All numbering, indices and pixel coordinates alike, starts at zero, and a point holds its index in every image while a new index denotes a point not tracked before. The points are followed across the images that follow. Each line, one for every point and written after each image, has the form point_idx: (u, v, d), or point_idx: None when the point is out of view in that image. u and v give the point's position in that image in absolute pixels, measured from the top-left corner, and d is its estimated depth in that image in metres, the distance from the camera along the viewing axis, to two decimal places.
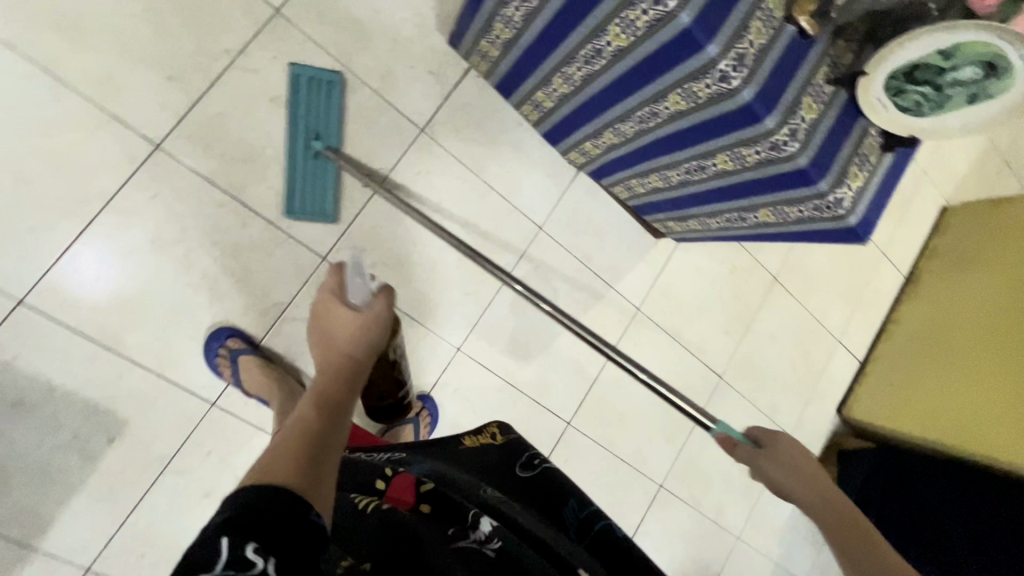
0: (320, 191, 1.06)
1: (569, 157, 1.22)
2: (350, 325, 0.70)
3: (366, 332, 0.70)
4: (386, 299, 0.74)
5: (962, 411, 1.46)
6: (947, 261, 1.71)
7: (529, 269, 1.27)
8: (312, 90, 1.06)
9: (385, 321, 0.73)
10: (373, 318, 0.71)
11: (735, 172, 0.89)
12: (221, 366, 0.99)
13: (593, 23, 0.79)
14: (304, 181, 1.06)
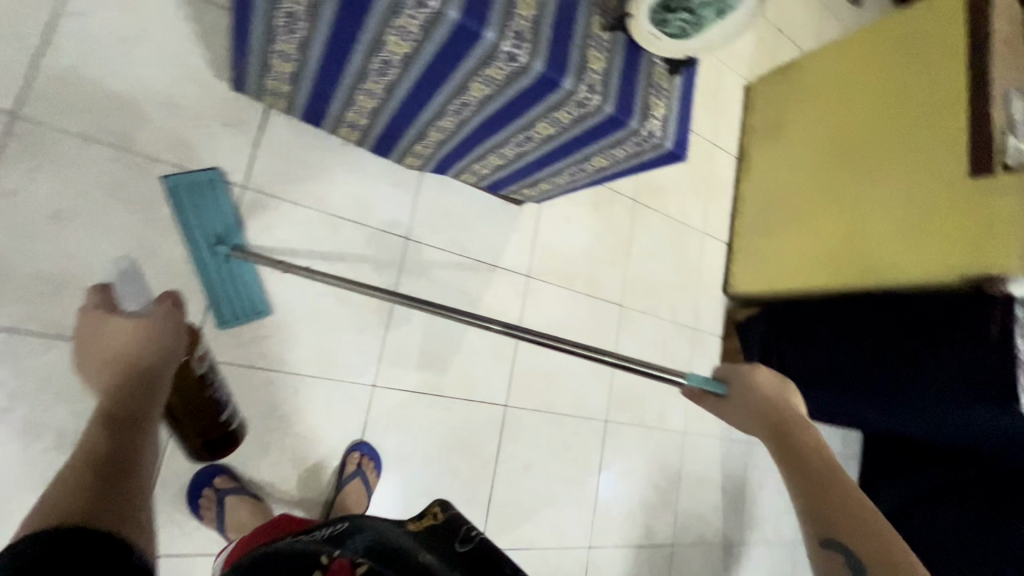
0: (252, 293, 1.05)
1: (407, 162, 1.20)
2: (126, 337, 0.63)
3: (153, 342, 0.64)
4: (172, 300, 0.70)
5: (807, 254, 1.73)
6: (763, 133, 1.93)
7: (412, 280, 1.26)
8: (198, 198, 1.02)
9: (172, 328, 0.67)
10: (156, 326, 0.65)
11: (557, 133, 0.93)
12: (205, 508, 0.98)
13: (367, 39, 0.76)
14: (230, 292, 1.04)
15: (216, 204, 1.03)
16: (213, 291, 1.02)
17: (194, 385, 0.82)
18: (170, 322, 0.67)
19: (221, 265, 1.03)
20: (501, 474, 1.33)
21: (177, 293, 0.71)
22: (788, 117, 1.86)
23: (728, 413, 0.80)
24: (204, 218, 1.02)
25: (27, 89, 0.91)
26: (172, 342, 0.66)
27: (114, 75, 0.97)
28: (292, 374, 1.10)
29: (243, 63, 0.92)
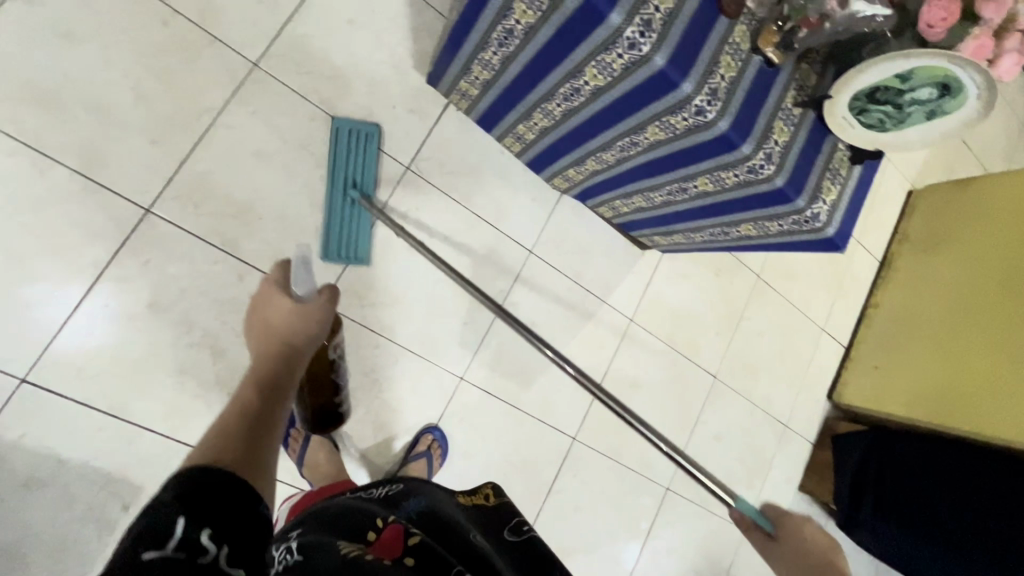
0: (359, 240, 1.12)
1: (554, 183, 1.25)
2: (289, 316, 0.72)
3: (305, 324, 0.73)
4: (329, 294, 0.77)
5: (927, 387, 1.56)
6: (916, 246, 1.79)
7: (523, 292, 1.29)
8: (353, 141, 1.12)
9: (325, 315, 0.75)
10: (313, 309, 0.74)
11: (715, 192, 0.93)
12: (292, 440, 1.07)
13: (568, 66, 0.82)
14: (340, 232, 1.10)
15: (364, 150, 1.12)
16: (328, 226, 1.09)
17: (323, 367, 0.90)
18: (322, 311, 0.74)
19: (345, 205, 1.11)
20: (550, 505, 1.32)
21: (336, 289, 0.78)
22: (949, 235, 1.70)
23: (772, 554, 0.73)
24: (350, 160, 1.11)
25: (270, 45, 1.06)
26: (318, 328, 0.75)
27: (337, 48, 1.11)
28: (396, 345, 1.17)
29: (449, 60, 1.03)
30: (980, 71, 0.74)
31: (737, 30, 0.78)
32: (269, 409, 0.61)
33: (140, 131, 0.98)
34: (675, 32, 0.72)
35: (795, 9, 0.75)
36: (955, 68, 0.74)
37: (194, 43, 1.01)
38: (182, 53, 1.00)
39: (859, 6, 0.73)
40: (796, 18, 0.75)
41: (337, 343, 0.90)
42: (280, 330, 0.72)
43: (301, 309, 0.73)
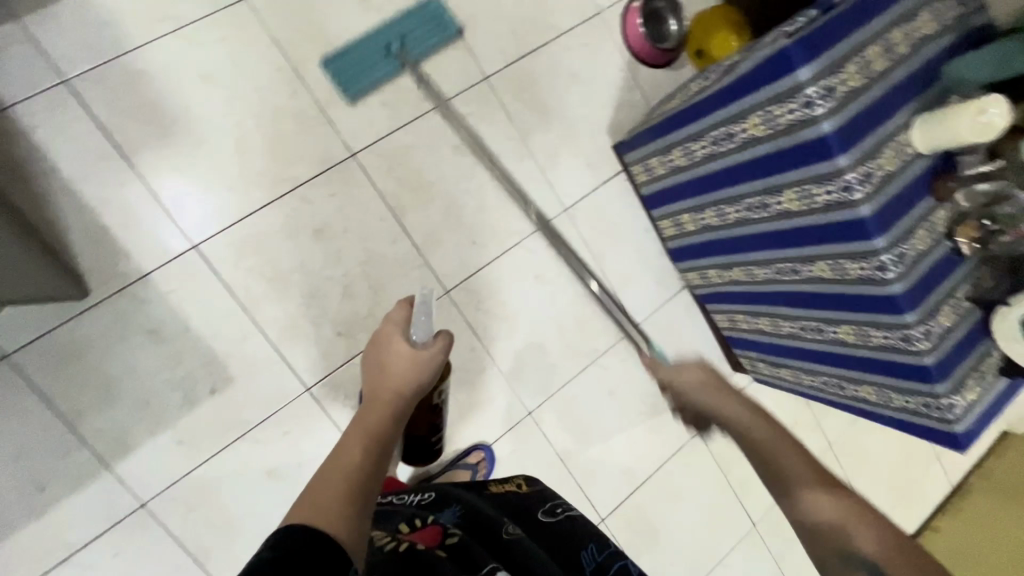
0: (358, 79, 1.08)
1: (686, 275, 1.31)
2: (407, 357, 0.82)
3: (416, 370, 0.82)
4: (441, 342, 0.84)
5: None
6: (999, 489, 1.71)
7: (614, 360, 1.32)
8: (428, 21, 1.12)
9: (435, 361, 0.84)
10: (426, 354, 0.82)
11: (853, 345, 0.96)
12: None
13: (769, 183, 0.90)
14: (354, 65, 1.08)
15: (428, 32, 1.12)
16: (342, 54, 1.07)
17: (426, 409, 1.00)
18: (431, 362, 0.82)
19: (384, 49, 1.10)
20: None
21: (450, 336, 0.84)
22: None
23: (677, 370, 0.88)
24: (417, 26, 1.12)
25: (505, 67, 1.21)
26: (429, 373, 0.83)
27: (554, 91, 1.25)
28: (488, 357, 1.22)
29: (652, 135, 1.13)
30: None
31: (939, 213, 0.84)
32: (376, 457, 0.69)
33: (350, 40, 1.09)
34: (887, 192, 0.80)
35: (1009, 217, 0.79)
36: None
37: (450, 43, 1.16)
38: (438, 46, 1.15)
39: None
40: (1004, 225, 0.79)
41: (442, 388, 0.99)
42: (395, 372, 0.81)
43: (419, 352, 0.82)
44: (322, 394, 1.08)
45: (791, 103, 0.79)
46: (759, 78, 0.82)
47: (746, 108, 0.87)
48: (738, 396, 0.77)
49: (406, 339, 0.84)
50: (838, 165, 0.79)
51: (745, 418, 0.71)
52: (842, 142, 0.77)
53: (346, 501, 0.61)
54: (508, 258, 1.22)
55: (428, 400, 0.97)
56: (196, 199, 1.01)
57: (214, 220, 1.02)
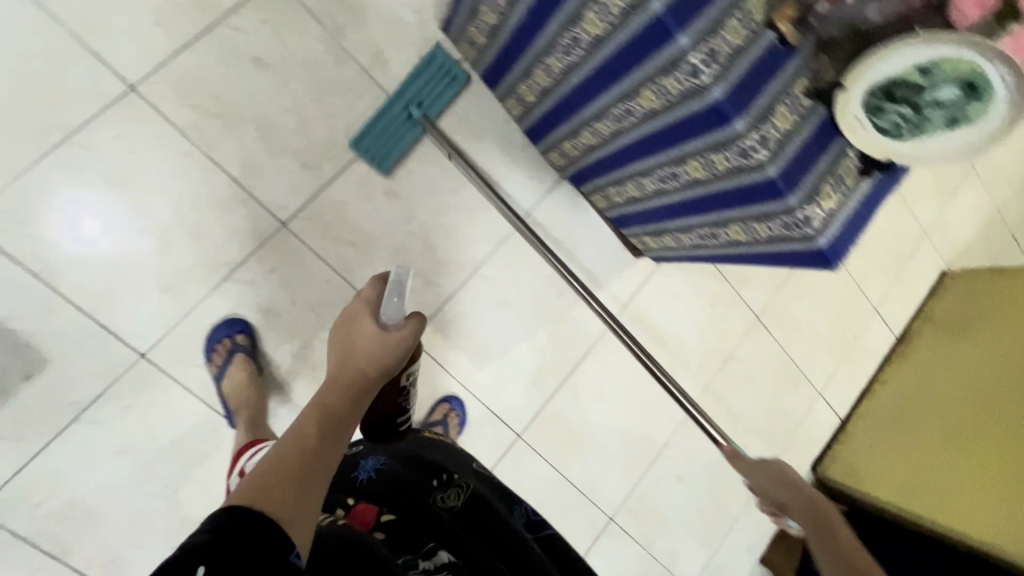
0: (389, 151, 1.11)
1: (550, 158, 1.19)
2: (376, 344, 0.67)
3: (391, 357, 0.67)
4: (416, 324, 0.69)
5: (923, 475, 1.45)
6: (936, 327, 1.69)
7: (497, 268, 1.22)
8: (438, 72, 1.14)
9: (414, 344, 0.69)
10: (394, 338, 0.66)
11: (705, 180, 0.86)
12: (215, 352, 1.00)
13: (572, 9, 0.79)
14: (382, 130, 1.11)
15: (445, 87, 1.15)
16: (369, 126, 1.10)
17: (391, 392, 0.76)
18: (399, 345, 0.66)
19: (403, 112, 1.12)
20: None
21: (422, 316, 0.69)
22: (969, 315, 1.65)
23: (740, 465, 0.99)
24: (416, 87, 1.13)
25: None
26: (404, 356, 0.69)
27: None
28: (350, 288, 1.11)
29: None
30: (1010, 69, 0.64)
31: None
32: (327, 444, 0.60)
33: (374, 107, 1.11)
34: None
35: None
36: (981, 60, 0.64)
37: None
38: None
39: None
40: None
41: (409, 369, 0.75)
42: (366, 356, 0.68)
43: (384, 336, 0.67)
44: (162, 357, 0.99)
45: None
46: None
47: None
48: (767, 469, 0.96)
49: (376, 317, 0.68)
50: None
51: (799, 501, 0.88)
52: None
53: (295, 501, 0.53)
54: (348, 176, 1.10)
55: (393, 382, 0.75)
56: None
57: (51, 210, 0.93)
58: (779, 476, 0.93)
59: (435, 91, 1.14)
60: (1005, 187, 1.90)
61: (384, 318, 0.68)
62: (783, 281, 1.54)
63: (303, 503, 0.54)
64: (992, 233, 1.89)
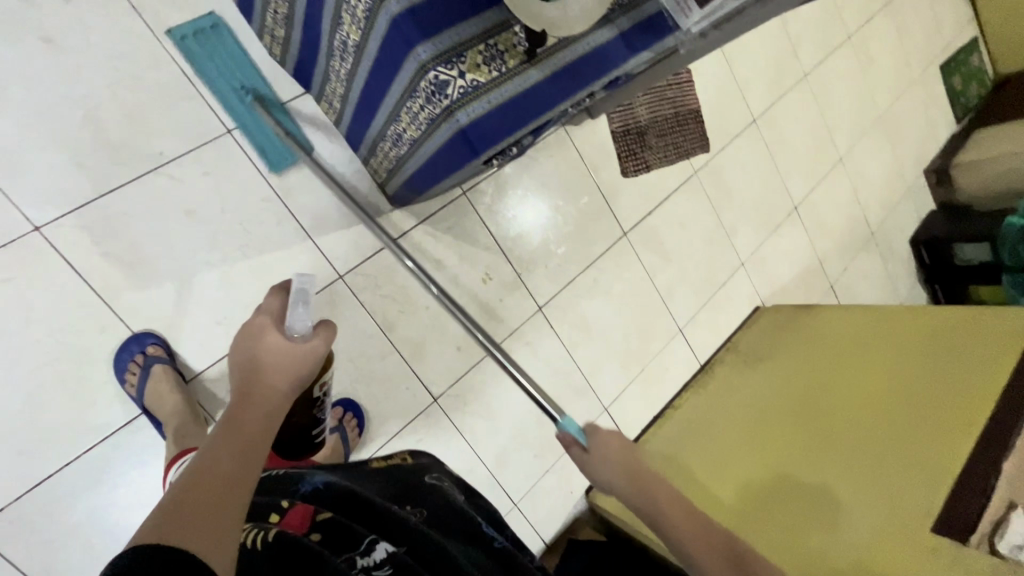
0: (273, 143, 1.05)
1: (267, 46, 1.01)
2: (279, 353, 0.62)
3: (300, 369, 0.63)
4: (325, 335, 0.65)
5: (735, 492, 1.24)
6: (741, 358, 1.61)
7: (191, 172, 1.00)
8: (208, 46, 1.00)
9: (320, 358, 0.65)
10: (301, 349, 0.63)
11: (360, 40, 0.70)
12: (128, 373, 0.93)
13: None
14: (262, 134, 1.04)
15: (222, 45, 1.01)
16: (239, 124, 1.02)
17: (304, 404, 0.79)
18: (309, 355, 0.63)
19: (239, 101, 1.03)
20: (97, 464, 0.94)
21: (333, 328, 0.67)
22: (767, 348, 1.58)
23: (595, 466, 0.73)
24: (218, 71, 1.01)
25: None
26: (311, 371, 0.64)
27: None
28: None
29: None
30: None
31: None
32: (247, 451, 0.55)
33: (206, 88, 1.01)
34: None
35: None
36: None
37: None
38: None
39: None
40: None
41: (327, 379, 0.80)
42: (268, 373, 0.61)
43: (288, 347, 0.62)
44: None
45: None
46: None
47: None
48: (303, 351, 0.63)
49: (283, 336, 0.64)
50: None
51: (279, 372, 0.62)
52: None
53: (210, 513, 0.48)
54: None
55: (308, 394, 0.78)
56: None
57: None
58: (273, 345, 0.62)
59: (221, 62, 1.01)
60: (823, 239, 1.93)
61: (293, 331, 0.63)
62: (573, 277, 1.41)
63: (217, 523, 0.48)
64: (807, 281, 1.89)
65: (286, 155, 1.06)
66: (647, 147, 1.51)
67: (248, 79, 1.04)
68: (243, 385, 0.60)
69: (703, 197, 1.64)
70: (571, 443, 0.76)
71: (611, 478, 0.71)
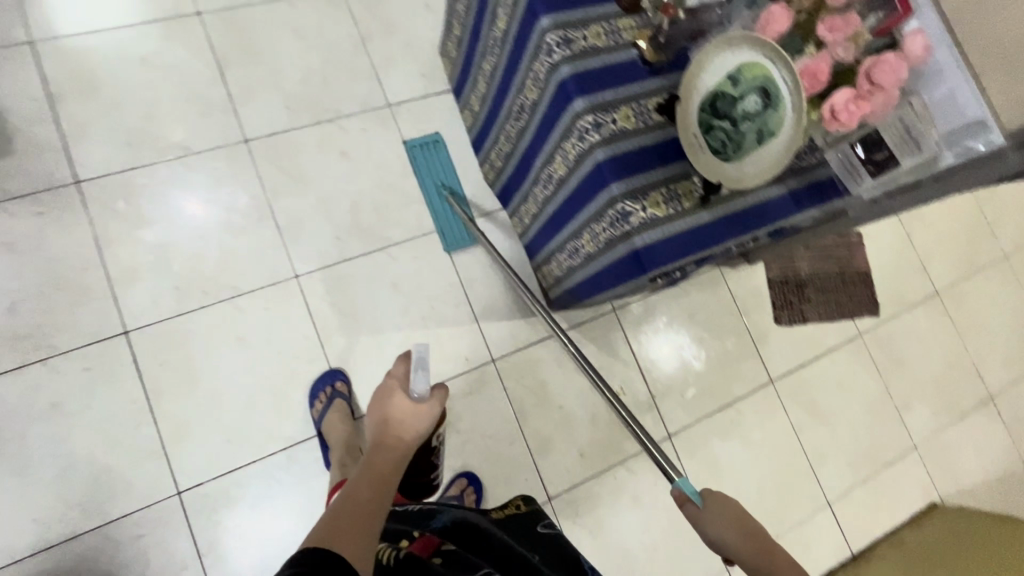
0: (451, 230, 1.30)
1: (484, 173, 1.31)
2: (407, 411, 0.72)
3: (421, 426, 0.73)
4: (444, 395, 0.75)
5: None
6: (906, 560, 1.35)
7: (406, 254, 1.27)
8: (427, 155, 1.33)
9: (437, 415, 0.75)
10: (423, 408, 0.73)
11: (564, 174, 0.89)
12: (319, 400, 1.15)
13: (491, 14, 0.95)
14: (446, 221, 1.30)
15: (437, 154, 1.34)
16: (431, 212, 1.30)
17: (425, 451, 0.93)
18: (432, 412, 0.74)
19: (436, 195, 1.32)
20: (272, 469, 1.12)
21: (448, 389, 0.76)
22: (943, 556, 1.31)
23: (708, 526, 0.64)
24: (428, 171, 1.32)
25: None
26: (429, 426, 0.74)
27: (402, 13, 1.40)
28: (268, 208, 1.23)
29: (446, 12, 1.15)
30: (792, 71, 0.65)
31: (624, 22, 0.82)
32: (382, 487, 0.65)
33: (416, 183, 1.32)
34: None
35: (654, 8, 0.78)
36: (774, 68, 0.66)
37: None
38: None
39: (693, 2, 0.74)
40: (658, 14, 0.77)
41: (442, 430, 0.92)
42: (397, 426, 0.72)
43: (414, 406, 0.73)
44: (90, 189, 1.15)
45: None
46: None
47: None
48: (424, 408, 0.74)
49: (407, 396, 0.74)
50: None
51: (406, 426, 0.72)
52: None
53: (356, 532, 0.58)
54: (317, 130, 1.28)
55: (428, 442, 0.90)
56: (51, 10, 1.20)
57: (89, 50, 1.21)
58: (400, 403, 0.73)
59: (433, 166, 1.33)
60: None
61: (414, 392, 0.73)
62: (708, 412, 1.38)
63: (360, 541, 0.58)
64: (1006, 489, 1.56)
65: (459, 240, 1.30)
66: (805, 300, 1.50)
67: (448, 180, 1.33)
68: (376, 438, 0.71)
69: (868, 361, 1.52)
70: (685, 503, 0.68)
71: (725, 541, 0.63)
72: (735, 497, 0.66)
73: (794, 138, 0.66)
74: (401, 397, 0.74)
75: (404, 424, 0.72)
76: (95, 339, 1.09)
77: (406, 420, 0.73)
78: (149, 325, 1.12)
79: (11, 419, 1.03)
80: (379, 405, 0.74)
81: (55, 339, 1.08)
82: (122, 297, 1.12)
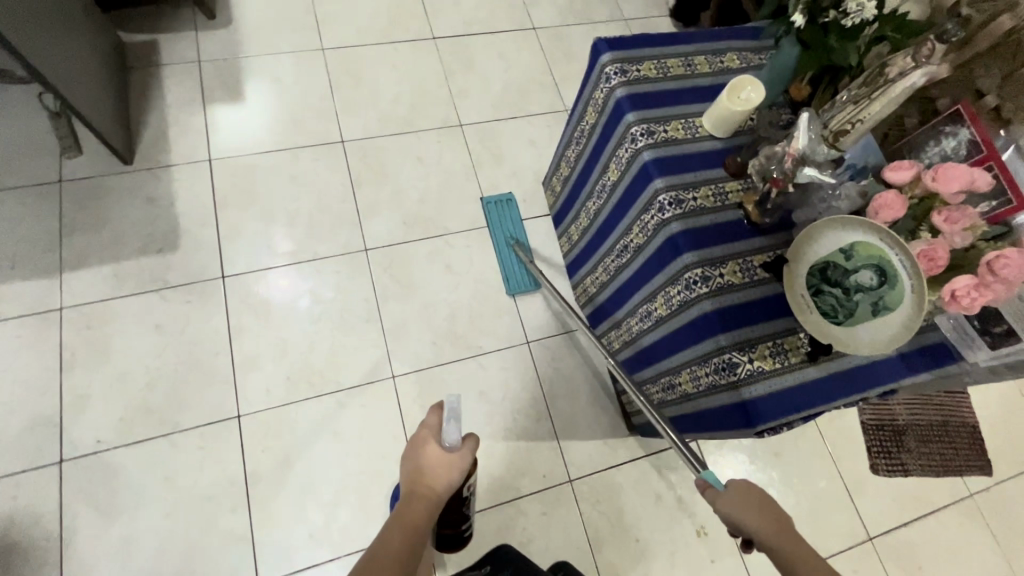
0: (516, 275, 1.42)
1: (576, 293, 1.37)
2: (438, 463, 0.72)
3: (452, 476, 0.73)
4: (474, 445, 0.76)
5: None
6: None
7: (495, 364, 1.34)
8: (498, 208, 1.49)
9: (468, 463, 0.75)
10: (454, 458, 0.73)
11: (666, 314, 0.94)
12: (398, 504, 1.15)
13: (602, 165, 1.06)
14: (511, 267, 1.43)
15: (507, 209, 1.49)
16: (498, 258, 1.44)
17: (455, 501, 0.92)
18: (465, 462, 0.74)
19: (504, 243, 1.45)
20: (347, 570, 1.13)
21: (479, 439, 0.76)
22: None
23: (725, 507, 0.68)
24: (498, 223, 1.47)
25: (477, 124, 1.59)
26: (460, 475, 0.74)
27: (510, 147, 1.58)
28: (376, 310, 1.35)
29: (554, 154, 1.29)
30: (911, 260, 0.68)
31: (731, 185, 0.91)
32: (415, 535, 0.67)
33: (486, 232, 1.47)
34: (669, 149, 0.92)
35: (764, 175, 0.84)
36: (890, 251, 0.69)
37: (441, 100, 1.61)
38: (434, 100, 1.60)
39: (807, 171, 0.78)
40: (767, 181, 0.83)
41: (472, 482, 0.92)
42: (428, 476, 0.72)
43: (445, 457, 0.73)
44: (232, 283, 1.31)
45: (601, 84, 1.00)
46: (586, 75, 1.06)
47: (585, 104, 1.09)
48: (454, 456, 0.73)
49: (439, 444, 0.75)
50: (628, 121, 0.94)
51: (436, 475, 0.72)
52: (631, 104, 0.94)
53: None
54: (426, 244, 1.43)
55: (457, 494, 0.90)
56: (231, 136, 1.47)
57: (253, 168, 1.44)
58: (431, 452, 0.73)
59: (502, 218, 1.48)
60: None
61: (447, 442, 0.74)
62: None
63: None
64: None
65: (523, 285, 1.41)
66: (904, 450, 1.40)
67: (515, 231, 1.47)
68: (408, 487, 0.71)
69: (983, 528, 1.36)
70: (706, 489, 0.73)
71: (743, 523, 0.66)
72: (755, 486, 0.69)
73: (915, 316, 0.69)
74: (433, 447, 0.74)
75: (433, 474, 0.72)
76: (212, 420, 1.20)
77: (435, 469, 0.72)
78: (259, 411, 1.22)
79: (130, 487, 1.13)
80: (412, 456, 0.74)
81: (180, 415, 1.19)
82: (241, 383, 1.24)
